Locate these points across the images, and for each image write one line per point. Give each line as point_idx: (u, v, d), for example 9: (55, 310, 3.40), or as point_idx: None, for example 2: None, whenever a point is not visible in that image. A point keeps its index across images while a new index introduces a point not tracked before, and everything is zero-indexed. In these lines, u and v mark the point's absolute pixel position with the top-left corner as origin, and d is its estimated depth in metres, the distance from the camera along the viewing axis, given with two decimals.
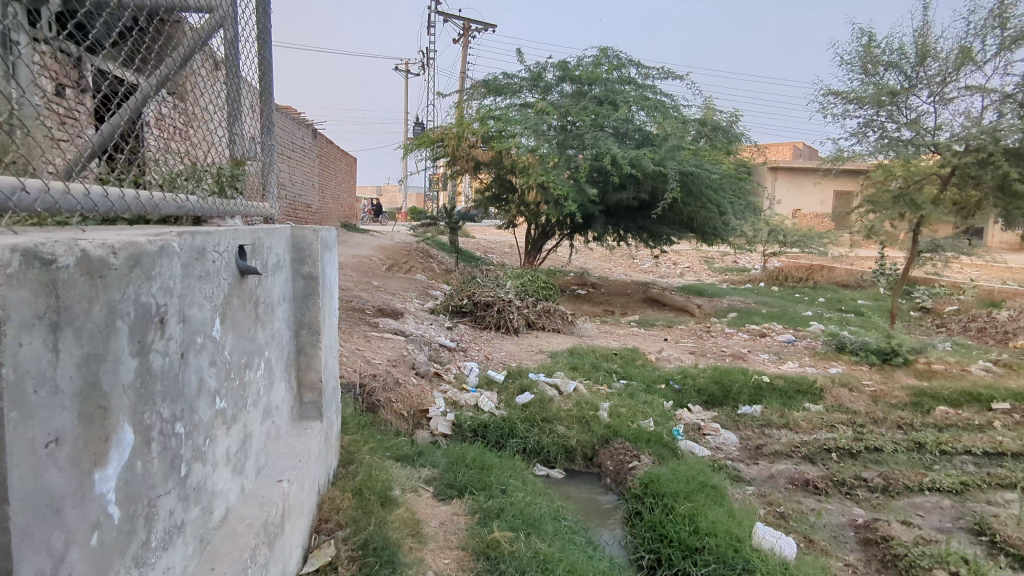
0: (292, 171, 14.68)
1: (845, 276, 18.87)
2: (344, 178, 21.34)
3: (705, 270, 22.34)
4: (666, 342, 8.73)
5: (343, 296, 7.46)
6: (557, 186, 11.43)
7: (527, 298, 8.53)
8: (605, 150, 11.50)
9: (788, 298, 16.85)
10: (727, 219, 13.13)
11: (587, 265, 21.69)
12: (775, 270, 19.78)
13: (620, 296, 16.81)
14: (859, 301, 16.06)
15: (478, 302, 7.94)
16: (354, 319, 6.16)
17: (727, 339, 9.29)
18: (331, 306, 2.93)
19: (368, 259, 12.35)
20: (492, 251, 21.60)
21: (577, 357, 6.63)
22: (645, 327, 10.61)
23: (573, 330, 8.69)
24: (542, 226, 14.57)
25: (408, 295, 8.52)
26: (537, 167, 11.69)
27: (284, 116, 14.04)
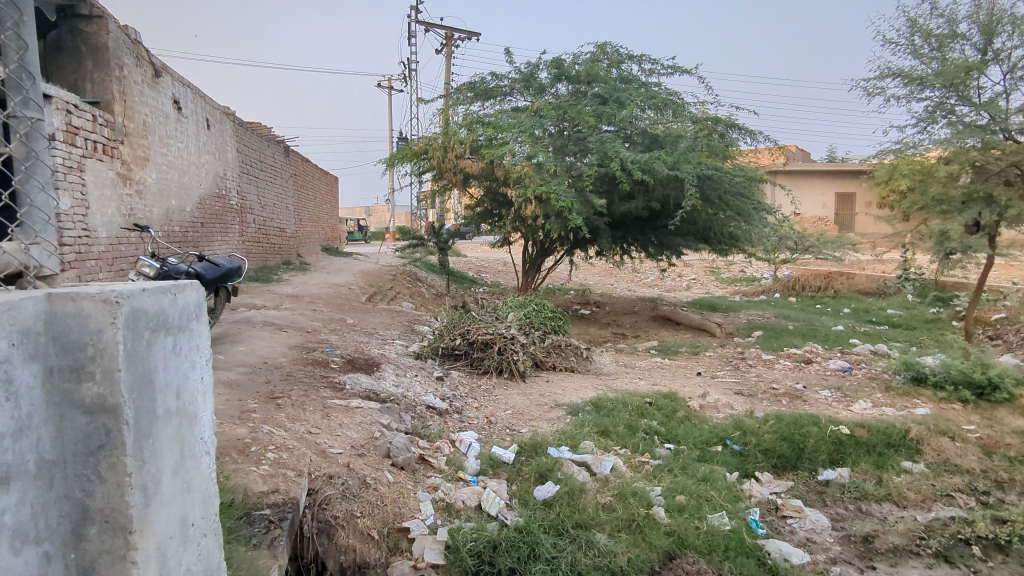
0: (262, 192, 13.24)
1: (866, 283, 17.59)
2: (322, 198, 19.87)
3: (712, 282, 21.00)
4: (700, 378, 7.28)
5: (304, 343, 5.95)
6: (559, 197, 9.98)
7: (533, 332, 7.07)
8: (613, 154, 10.12)
9: (809, 311, 15.50)
10: (748, 226, 11.78)
11: (587, 281, 20.32)
12: (790, 279, 18.45)
13: (628, 315, 15.41)
14: (888, 311, 14.75)
15: (473, 341, 6.46)
16: (313, 379, 4.67)
17: (769, 369, 7.86)
18: (195, 441, 1.63)
19: (347, 288, 10.89)
20: (485, 271, 20.20)
21: (604, 412, 5.16)
22: (669, 356, 9.18)
23: (589, 367, 7.25)
24: (541, 242, 13.16)
25: (388, 334, 7.03)
26: (537, 177, 10.27)
27: (252, 132, 12.62)
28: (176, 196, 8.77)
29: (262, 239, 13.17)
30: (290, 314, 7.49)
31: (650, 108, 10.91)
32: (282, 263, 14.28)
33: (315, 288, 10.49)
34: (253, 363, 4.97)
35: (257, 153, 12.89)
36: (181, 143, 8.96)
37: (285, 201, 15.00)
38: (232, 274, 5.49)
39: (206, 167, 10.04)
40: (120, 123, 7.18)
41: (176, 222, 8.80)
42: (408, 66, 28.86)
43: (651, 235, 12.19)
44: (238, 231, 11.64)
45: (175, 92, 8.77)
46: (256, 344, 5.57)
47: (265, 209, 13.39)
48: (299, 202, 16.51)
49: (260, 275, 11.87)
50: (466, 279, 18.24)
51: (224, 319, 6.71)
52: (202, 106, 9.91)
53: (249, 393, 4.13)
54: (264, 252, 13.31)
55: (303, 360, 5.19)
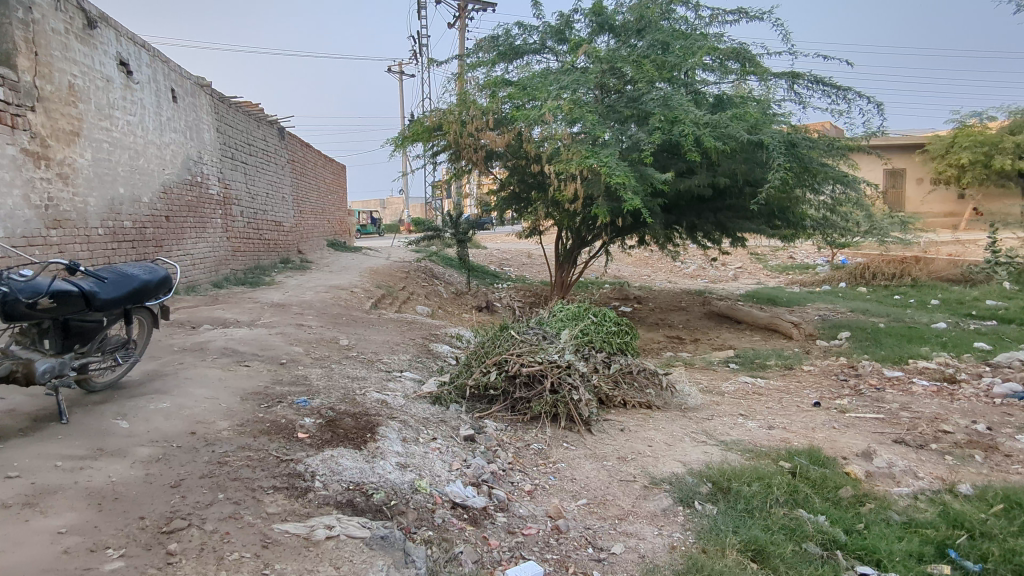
0: (251, 181, 11.45)
1: (947, 269, 15.45)
2: (329, 187, 18.08)
3: (761, 271, 18.95)
4: (824, 415, 5.26)
5: (267, 387, 4.02)
6: (613, 172, 7.92)
7: (594, 355, 5.06)
8: (680, 117, 8.11)
9: (888, 304, 13.46)
10: (830, 202, 9.75)
11: (622, 274, 18.37)
12: (857, 267, 16.33)
13: (676, 312, 13.45)
14: (986, 303, 12.69)
15: (515, 375, 4.48)
16: (256, 472, 2.71)
17: (911, 396, 5.81)
18: None
19: (350, 291, 9.06)
20: (509, 265, 18.32)
21: (742, 507, 3.15)
22: (757, 374, 7.19)
23: (669, 401, 5.27)
24: (579, 231, 11.23)
25: (393, 362, 5.10)
26: (582, 150, 8.26)
27: (238, 110, 10.81)
28: (126, 183, 6.94)
29: (254, 235, 11.41)
30: (264, 334, 5.60)
31: (715, 61, 8.91)
32: (279, 262, 12.53)
33: (312, 292, 8.66)
34: (167, 434, 3.05)
35: (244, 133, 11.09)
36: (132, 116, 7.11)
37: (282, 190, 13.20)
38: (147, 290, 3.62)
39: (173, 148, 8.20)
40: (28, 84, 5.34)
41: (126, 216, 6.96)
42: (414, 42, 26.91)
43: (711, 216, 10.29)
44: (220, 225, 9.85)
45: (121, 50, 6.92)
46: (187, 393, 3.64)
47: (256, 200, 11.62)
48: (300, 192, 14.70)
49: (249, 278, 10.11)
50: (488, 276, 16.40)
51: (168, 348, 4.82)
52: (165, 72, 8.05)
53: (125, 523, 2.20)
54: (257, 249, 11.54)
55: (254, 426, 3.25)
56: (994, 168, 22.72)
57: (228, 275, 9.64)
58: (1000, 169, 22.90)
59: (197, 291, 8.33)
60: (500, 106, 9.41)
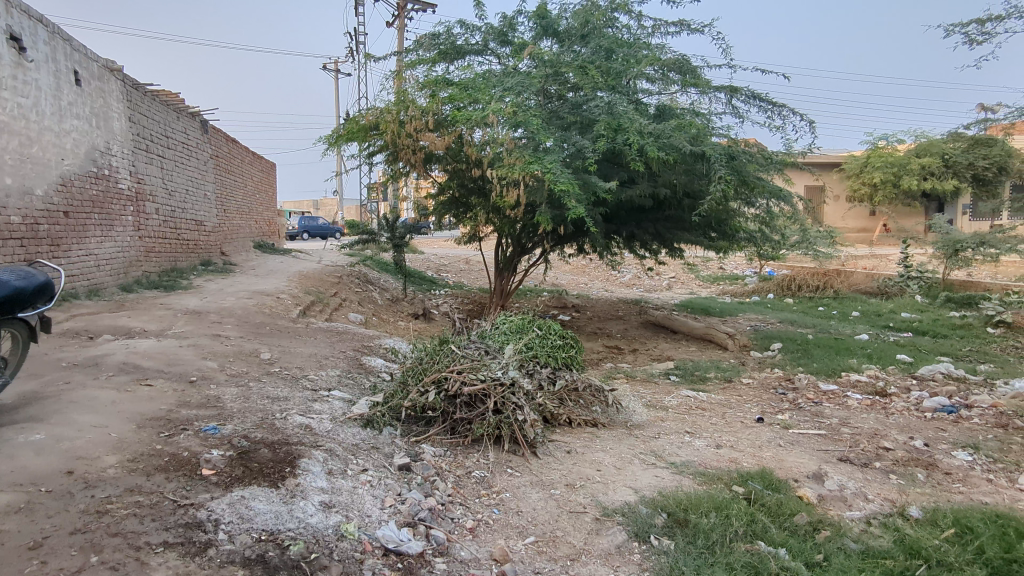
0: (168, 175, 10.56)
1: (865, 282, 16.20)
2: (256, 186, 17.10)
3: (694, 281, 19.37)
4: (768, 431, 5.20)
5: (170, 410, 3.49)
6: (558, 180, 7.72)
7: (539, 371, 4.77)
8: (624, 125, 8.01)
9: (814, 315, 13.97)
10: (763, 216, 9.95)
11: (560, 282, 18.32)
12: (784, 279, 16.91)
13: (614, 321, 13.45)
14: (901, 315, 13.36)
15: (455, 395, 4.12)
16: (145, 523, 2.25)
17: (848, 410, 5.86)
18: None
19: (276, 296, 8.45)
20: (446, 271, 17.92)
21: (702, 543, 2.94)
22: (698, 386, 7.14)
23: (615, 419, 5.06)
24: (520, 239, 11.03)
25: (320, 379, 4.64)
26: (525, 154, 8.01)
27: (153, 99, 9.95)
28: (14, 173, 6.15)
29: (170, 234, 10.53)
30: (173, 346, 5.00)
31: (658, 72, 8.89)
32: (198, 264, 11.64)
33: (233, 298, 7.99)
34: (36, 474, 2.52)
35: (161, 123, 10.23)
36: (24, 98, 6.31)
37: (204, 187, 12.29)
38: (20, 299, 3.08)
39: (74, 137, 7.38)
40: None
41: (14, 210, 6.18)
42: (350, 38, 26.14)
43: (651, 226, 10.30)
44: (131, 223, 8.99)
45: (12, 24, 6.13)
46: (70, 421, 3.08)
47: (173, 196, 10.74)
48: (223, 190, 13.77)
49: (164, 282, 9.29)
50: (424, 282, 15.94)
51: (54, 364, 4.18)
52: (66, 52, 7.22)
53: None
54: (174, 249, 10.66)
55: (149, 462, 2.75)
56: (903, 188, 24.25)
57: (138, 278, 8.81)
58: (908, 189, 24.47)
59: (100, 295, 7.52)
60: (440, 106, 9.04)
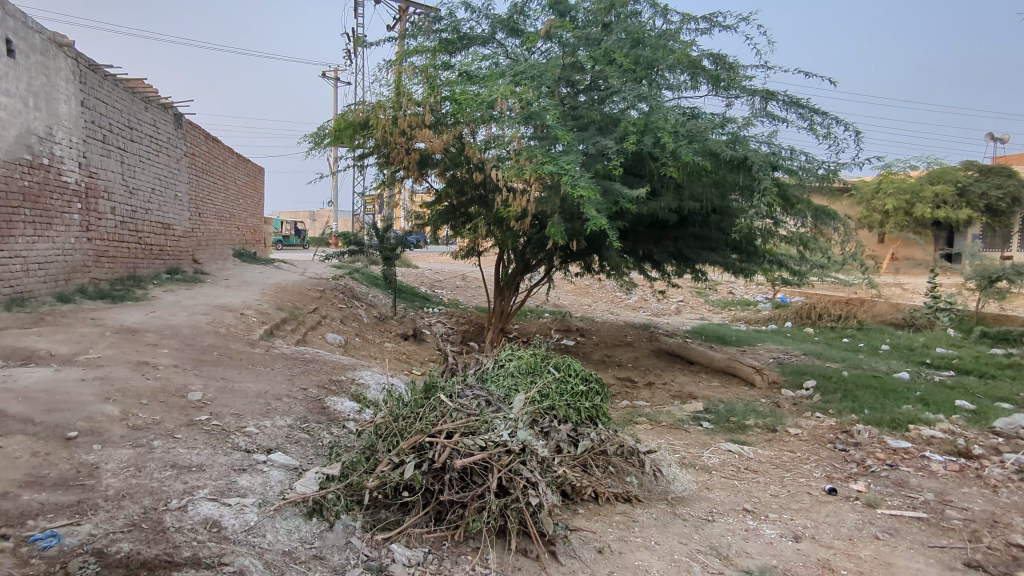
0: (131, 171, 9.41)
1: (890, 313, 15.04)
2: (239, 190, 15.92)
3: (704, 306, 18.26)
4: (850, 511, 3.99)
5: (2, 497, 2.26)
6: (576, 183, 6.58)
7: (556, 430, 3.57)
8: (654, 123, 6.94)
9: (839, 347, 12.84)
10: (799, 238, 8.85)
11: (562, 303, 17.18)
12: (802, 306, 15.78)
13: (622, 348, 12.28)
14: (936, 350, 12.19)
15: (445, 469, 2.89)
16: None
17: (939, 480, 4.65)
18: None
19: (240, 313, 7.25)
20: (441, 288, 16.74)
21: None
22: (738, 437, 5.94)
23: (651, 492, 3.85)
24: (524, 254, 9.90)
25: (261, 434, 3.42)
26: (539, 153, 6.93)
27: (116, 83, 8.84)
28: None
29: (131, 237, 9.34)
30: (72, 379, 3.78)
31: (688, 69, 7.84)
32: (164, 272, 10.43)
33: (185, 313, 6.78)
34: None
35: (124, 112, 9.10)
36: None
37: (176, 187, 11.13)
38: None
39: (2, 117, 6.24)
40: None
41: None
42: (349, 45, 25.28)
43: (671, 245, 9.18)
44: (78, 222, 7.80)
45: None
46: None
47: (137, 194, 9.58)
48: (199, 192, 12.59)
49: (114, 292, 8.08)
50: (417, 299, 14.76)
51: None
52: None
53: None
54: (134, 254, 9.46)
55: None
56: (918, 215, 23.30)
57: (81, 286, 7.59)
58: (922, 216, 23.53)
59: (25, 306, 6.31)
60: (441, 99, 7.97)
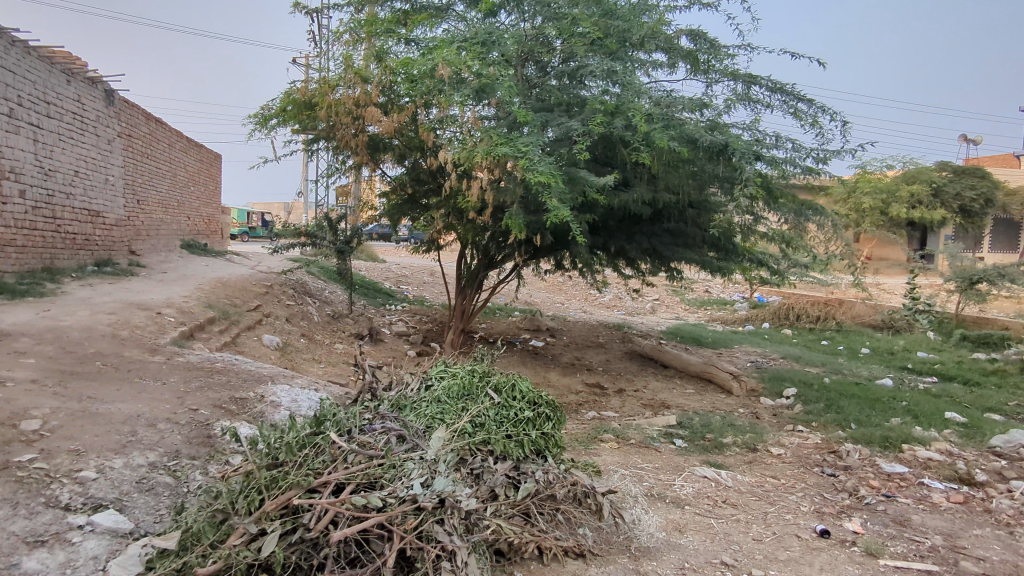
0: (48, 151, 8.42)
1: (869, 314, 14.60)
2: (189, 177, 14.86)
3: (680, 305, 17.71)
4: (848, 563, 3.28)
5: None
6: (536, 169, 5.86)
7: (488, 470, 2.83)
8: (625, 105, 6.24)
9: (817, 350, 12.34)
10: (781, 235, 8.22)
11: (534, 301, 16.47)
12: (779, 307, 15.27)
13: (593, 350, 11.61)
14: (918, 355, 11.73)
15: (323, 541, 2.16)
16: None
17: (945, 515, 3.99)
18: None
19: (156, 313, 6.38)
20: (406, 284, 15.90)
21: None
22: (714, 458, 5.27)
23: (613, 541, 3.09)
24: (486, 249, 9.14)
25: (99, 482, 2.62)
26: (496, 134, 6.20)
27: (27, 51, 7.84)
28: None
29: (47, 225, 8.37)
30: None
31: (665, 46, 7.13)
32: (90, 265, 9.45)
33: (88, 311, 5.90)
34: None
35: (38, 83, 8.10)
36: None
37: (106, 170, 10.14)
38: None
39: None
40: None
41: None
42: None
43: (644, 241, 8.46)
44: None
45: None
46: None
47: (54, 176, 8.59)
48: (139, 178, 11.59)
49: (17, 286, 7.13)
50: (378, 295, 13.91)
51: None
52: None
53: None
54: (51, 244, 8.48)
55: None
56: (893, 216, 23.07)
57: None
58: (897, 216, 23.33)
59: None
60: (392, 77, 7.19)
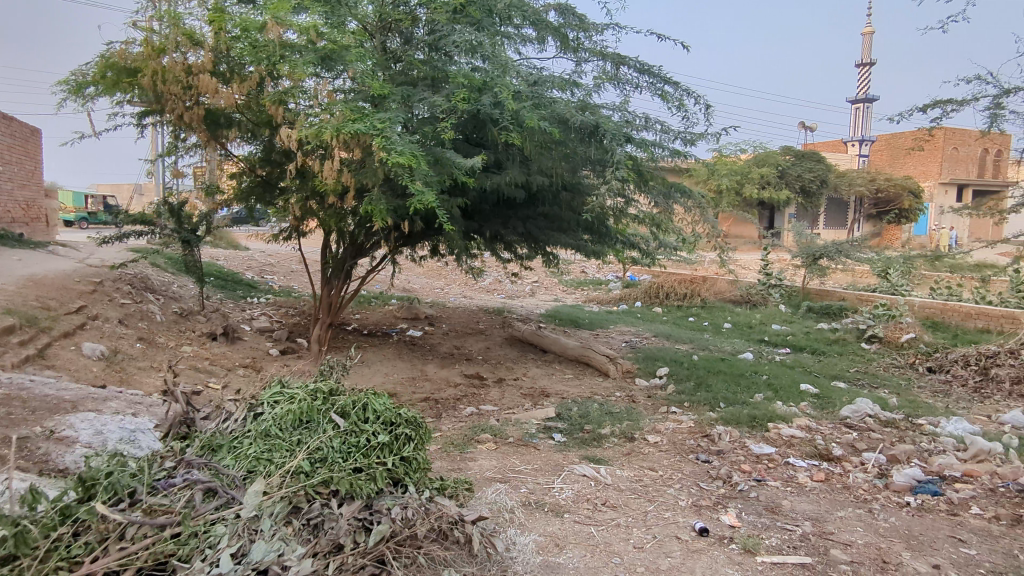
0: None
1: (729, 290, 15.54)
2: None
3: (558, 286, 17.89)
4: (728, 564, 3.17)
5: None
6: (395, 149, 5.34)
7: (324, 517, 2.38)
8: (492, 81, 5.85)
9: (685, 327, 12.90)
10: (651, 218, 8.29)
11: (412, 287, 15.85)
12: (650, 286, 15.83)
13: (473, 337, 11.27)
14: (771, 327, 12.60)
15: None
16: None
17: (811, 497, 4.05)
18: None
19: None
20: (271, 273, 14.63)
21: None
22: (593, 452, 5.12)
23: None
24: (352, 236, 8.44)
25: None
26: (350, 109, 5.63)
27: None
28: None
29: None
30: None
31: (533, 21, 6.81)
32: None
33: None
34: None
35: None
36: None
37: None
38: None
39: None
40: None
41: None
42: None
43: (519, 225, 8.19)
44: None
45: None
46: None
47: None
48: None
49: None
50: (238, 288, 12.64)
51: None
52: None
53: None
54: None
55: None
56: (746, 196, 24.90)
57: None
58: (749, 197, 25.22)
59: None
60: (233, 39, 6.48)
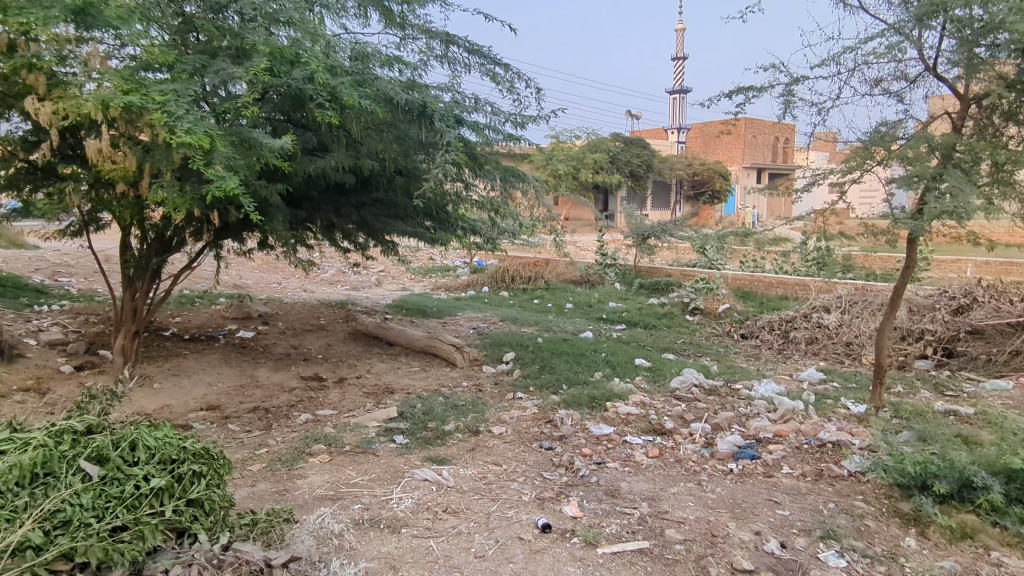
0: None
1: (569, 271, 16.09)
2: None
3: (403, 275, 17.35)
4: (570, 561, 3.06)
5: None
6: (183, 128, 4.62)
7: None
8: (303, 53, 5.28)
9: (530, 309, 13.10)
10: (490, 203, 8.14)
11: (241, 283, 14.44)
12: (496, 270, 15.90)
13: (311, 334, 10.48)
14: (609, 305, 13.23)
15: None
16: None
17: (647, 475, 4.13)
18: None
19: None
20: (63, 274, 12.47)
21: None
22: (436, 451, 4.86)
23: None
24: (154, 230, 7.33)
25: None
26: (125, 81, 4.78)
27: None
28: None
29: None
30: None
31: None
32: None
33: None
34: None
35: None
36: None
37: None
38: None
39: None
40: None
41: None
42: None
43: (352, 213, 7.63)
44: None
45: None
46: None
47: None
48: None
49: None
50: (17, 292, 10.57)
51: None
52: None
53: None
54: None
55: None
56: (583, 180, 26.05)
57: None
58: (586, 181, 26.41)
59: None
60: None
